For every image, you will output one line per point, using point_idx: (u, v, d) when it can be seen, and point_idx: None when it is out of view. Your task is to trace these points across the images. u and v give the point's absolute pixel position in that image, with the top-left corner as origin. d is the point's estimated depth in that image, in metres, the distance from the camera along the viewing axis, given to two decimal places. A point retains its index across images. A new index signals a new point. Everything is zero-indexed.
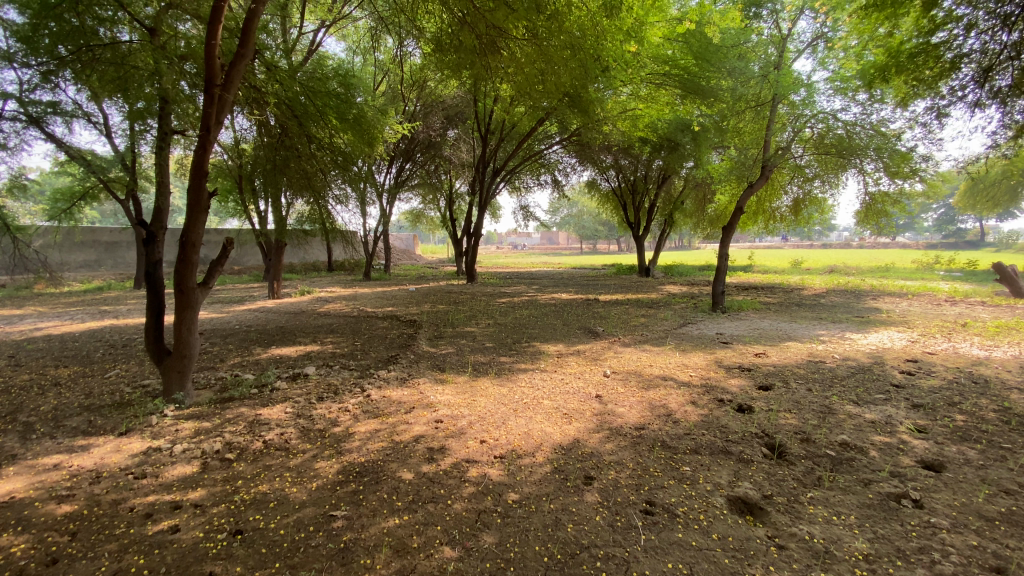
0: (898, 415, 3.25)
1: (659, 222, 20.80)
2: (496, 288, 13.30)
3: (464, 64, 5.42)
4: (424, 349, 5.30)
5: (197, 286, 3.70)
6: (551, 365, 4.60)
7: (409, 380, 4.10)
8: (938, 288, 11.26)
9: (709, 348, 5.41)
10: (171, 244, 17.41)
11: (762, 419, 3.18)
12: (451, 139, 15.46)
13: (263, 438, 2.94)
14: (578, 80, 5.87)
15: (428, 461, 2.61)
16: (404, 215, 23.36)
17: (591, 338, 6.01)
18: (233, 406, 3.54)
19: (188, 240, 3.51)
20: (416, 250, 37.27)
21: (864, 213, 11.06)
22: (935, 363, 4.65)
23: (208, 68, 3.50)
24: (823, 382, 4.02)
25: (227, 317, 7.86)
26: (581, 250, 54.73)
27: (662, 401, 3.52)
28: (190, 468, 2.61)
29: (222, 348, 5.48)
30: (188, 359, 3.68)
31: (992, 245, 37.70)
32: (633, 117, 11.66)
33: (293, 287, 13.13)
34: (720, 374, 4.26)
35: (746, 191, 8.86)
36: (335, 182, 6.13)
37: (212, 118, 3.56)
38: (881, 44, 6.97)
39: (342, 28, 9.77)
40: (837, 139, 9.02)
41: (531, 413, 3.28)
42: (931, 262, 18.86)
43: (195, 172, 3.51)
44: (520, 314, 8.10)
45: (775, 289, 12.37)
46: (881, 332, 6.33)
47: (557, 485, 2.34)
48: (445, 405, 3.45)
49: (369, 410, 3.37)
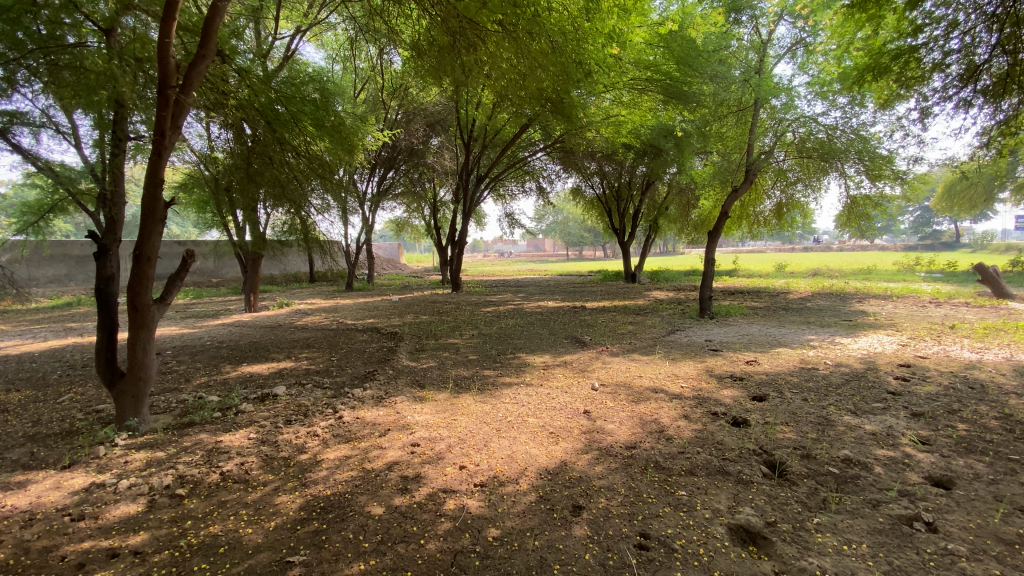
0: (899, 426, 3.09)
1: (643, 228, 20.78)
2: (481, 297, 13.05)
3: (443, 69, 5.20)
4: (404, 364, 5.05)
5: (153, 302, 3.42)
6: (537, 378, 4.39)
7: (386, 399, 3.85)
8: (921, 290, 11.30)
9: (699, 356, 5.25)
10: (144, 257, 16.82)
11: (759, 433, 3.00)
12: (434, 147, 15.29)
13: (220, 469, 2.67)
14: (560, 83, 5.71)
15: (401, 492, 2.38)
16: (389, 224, 23.08)
17: (578, 348, 5.81)
18: (191, 433, 3.25)
19: (142, 253, 3.25)
20: (401, 260, 36.88)
21: (846, 216, 11.08)
22: (929, 368, 4.54)
23: (162, 68, 3.26)
24: (819, 391, 3.86)
25: (199, 333, 7.52)
26: (567, 257, 54.77)
27: (653, 416, 3.33)
28: (134, 508, 2.34)
29: (188, 366, 5.16)
30: (144, 381, 3.40)
31: (968, 247, 38.59)
32: (616, 124, 11.65)
33: (272, 300, 12.72)
34: (712, 385, 4.08)
35: (731, 196, 8.71)
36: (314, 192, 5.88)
37: (167, 122, 3.32)
38: (864, 47, 7.00)
39: (321, 33, 9.58)
40: (818, 143, 9.03)
41: (516, 433, 3.06)
42: (912, 263, 19.08)
43: (150, 180, 3.27)
44: (505, 324, 7.88)
45: (761, 293, 12.33)
46: (871, 336, 6.24)
47: (543, 518, 2.12)
48: (422, 426, 3.22)
49: (340, 434, 3.12)
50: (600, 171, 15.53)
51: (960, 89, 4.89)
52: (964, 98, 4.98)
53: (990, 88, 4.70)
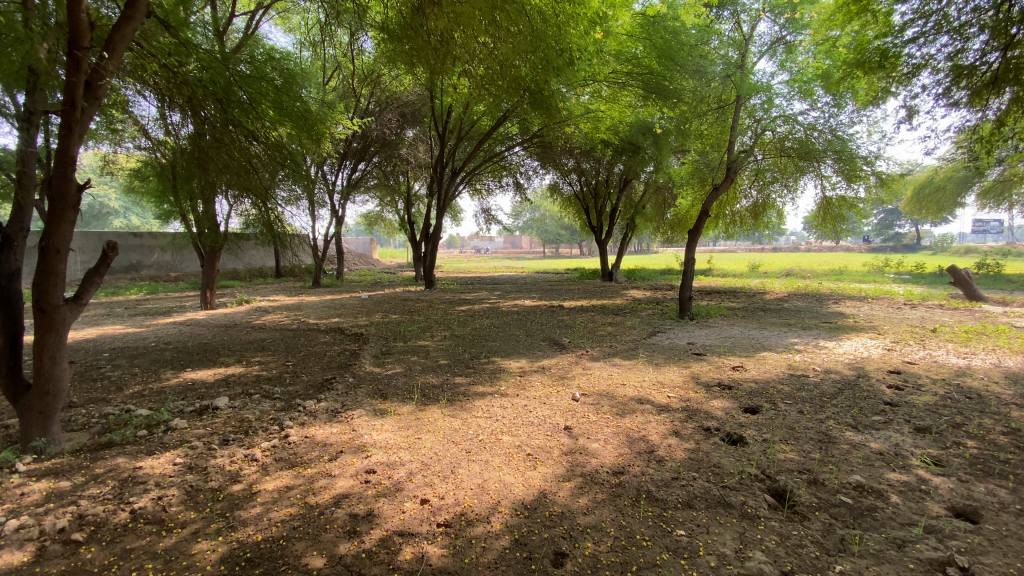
0: (906, 445, 2.87)
1: (620, 227, 20.63)
2: (457, 295, 12.61)
3: (414, 58, 4.73)
4: (367, 370, 4.62)
5: (64, 303, 2.90)
6: (512, 388, 4.00)
7: (341, 413, 3.40)
8: (894, 292, 11.35)
9: (682, 361, 4.95)
10: (84, 249, 15.58)
11: (759, 454, 2.70)
12: (408, 139, 14.70)
13: (130, 507, 2.22)
14: (540, 72, 5.37)
15: (349, 535, 1.98)
16: (361, 218, 22.39)
17: (557, 352, 5.44)
18: (108, 456, 2.76)
19: (49, 245, 2.72)
20: (374, 255, 36.06)
21: (822, 218, 11.03)
22: (920, 375, 4.37)
23: (72, 26, 2.71)
24: (814, 403, 3.60)
25: (143, 333, 6.85)
26: (544, 255, 54.61)
27: (640, 432, 3.00)
28: (15, 559, 1.87)
29: (123, 372, 4.59)
30: (54, 396, 2.87)
31: (928, 250, 39.94)
32: (595, 119, 11.32)
33: (231, 297, 11.97)
34: (700, 395, 3.77)
35: (711, 194, 8.43)
36: (283, 182, 5.43)
37: (80, 90, 2.77)
38: (850, 45, 6.91)
39: (288, 13, 9.00)
40: (796, 143, 8.90)
41: (488, 456, 2.68)
42: (881, 264, 19.46)
43: (59, 159, 2.73)
44: (480, 325, 7.46)
45: (738, 294, 12.25)
46: (854, 340, 6.07)
47: (519, 571, 1.76)
48: (380, 448, 2.81)
49: (283, 459, 2.69)
50: (578, 168, 15.19)
51: (951, 88, 4.72)
52: (951, 98, 4.83)
53: (976, 90, 4.55)
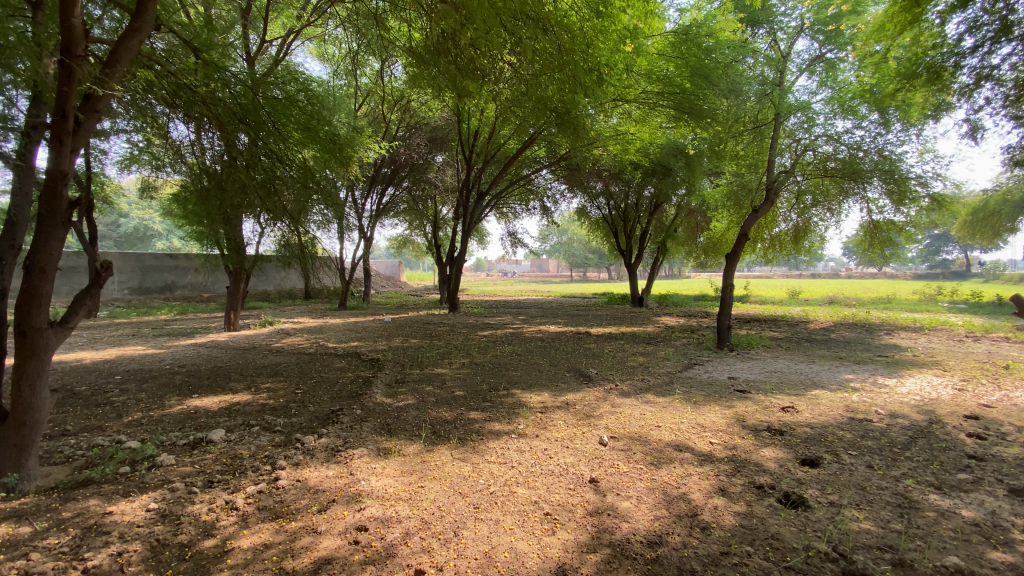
0: (1005, 513, 2.34)
1: (651, 251, 20.02)
2: (480, 319, 12.31)
3: (437, 82, 4.52)
4: (377, 401, 4.31)
5: (49, 326, 2.70)
6: (532, 427, 3.60)
7: (341, 452, 3.07)
8: (953, 323, 10.40)
9: (724, 400, 4.42)
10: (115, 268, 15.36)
11: (825, 523, 2.23)
12: (437, 164, 14.73)
13: (83, 565, 1.92)
14: (568, 93, 5.09)
15: None
16: (389, 241, 22.55)
17: (583, 386, 5.01)
18: (80, 497, 2.50)
19: (34, 264, 2.54)
20: (402, 278, 36.41)
21: (868, 242, 10.29)
22: (1005, 422, 3.76)
23: (66, 33, 2.56)
24: (882, 454, 3.08)
25: (162, 354, 6.77)
26: (572, 279, 54.17)
27: (679, 489, 2.56)
28: None
29: (128, 398, 4.38)
30: (30, 428, 2.64)
31: (981, 278, 37.47)
32: (624, 141, 11.03)
33: (256, 318, 12.01)
34: (748, 442, 3.30)
35: (750, 216, 7.82)
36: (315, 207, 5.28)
37: (72, 101, 2.60)
38: (899, 58, 6.44)
39: (321, 43, 9.12)
40: (840, 164, 8.31)
41: (499, 514, 2.30)
42: (932, 292, 18.25)
43: (51, 172, 2.57)
44: (501, 352, 7.07)
45: (778, 322, 11.53)
46: (918, 377, 5.41)
47: None
48: (377, 498, 2.46)
49: (267, 508, 2.37)
50: (606, 191, 14.88)
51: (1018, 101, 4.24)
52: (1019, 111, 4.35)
53: None
